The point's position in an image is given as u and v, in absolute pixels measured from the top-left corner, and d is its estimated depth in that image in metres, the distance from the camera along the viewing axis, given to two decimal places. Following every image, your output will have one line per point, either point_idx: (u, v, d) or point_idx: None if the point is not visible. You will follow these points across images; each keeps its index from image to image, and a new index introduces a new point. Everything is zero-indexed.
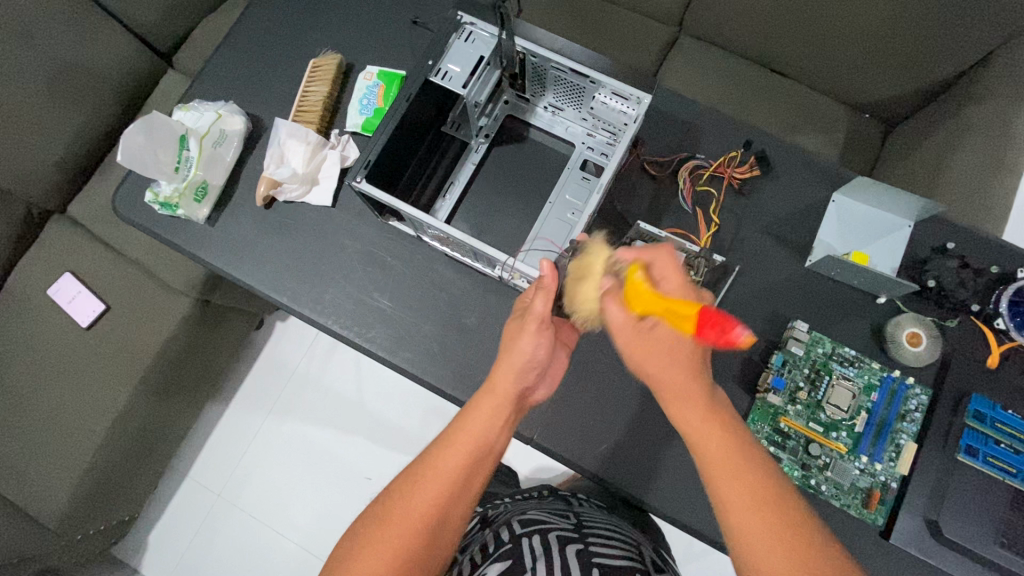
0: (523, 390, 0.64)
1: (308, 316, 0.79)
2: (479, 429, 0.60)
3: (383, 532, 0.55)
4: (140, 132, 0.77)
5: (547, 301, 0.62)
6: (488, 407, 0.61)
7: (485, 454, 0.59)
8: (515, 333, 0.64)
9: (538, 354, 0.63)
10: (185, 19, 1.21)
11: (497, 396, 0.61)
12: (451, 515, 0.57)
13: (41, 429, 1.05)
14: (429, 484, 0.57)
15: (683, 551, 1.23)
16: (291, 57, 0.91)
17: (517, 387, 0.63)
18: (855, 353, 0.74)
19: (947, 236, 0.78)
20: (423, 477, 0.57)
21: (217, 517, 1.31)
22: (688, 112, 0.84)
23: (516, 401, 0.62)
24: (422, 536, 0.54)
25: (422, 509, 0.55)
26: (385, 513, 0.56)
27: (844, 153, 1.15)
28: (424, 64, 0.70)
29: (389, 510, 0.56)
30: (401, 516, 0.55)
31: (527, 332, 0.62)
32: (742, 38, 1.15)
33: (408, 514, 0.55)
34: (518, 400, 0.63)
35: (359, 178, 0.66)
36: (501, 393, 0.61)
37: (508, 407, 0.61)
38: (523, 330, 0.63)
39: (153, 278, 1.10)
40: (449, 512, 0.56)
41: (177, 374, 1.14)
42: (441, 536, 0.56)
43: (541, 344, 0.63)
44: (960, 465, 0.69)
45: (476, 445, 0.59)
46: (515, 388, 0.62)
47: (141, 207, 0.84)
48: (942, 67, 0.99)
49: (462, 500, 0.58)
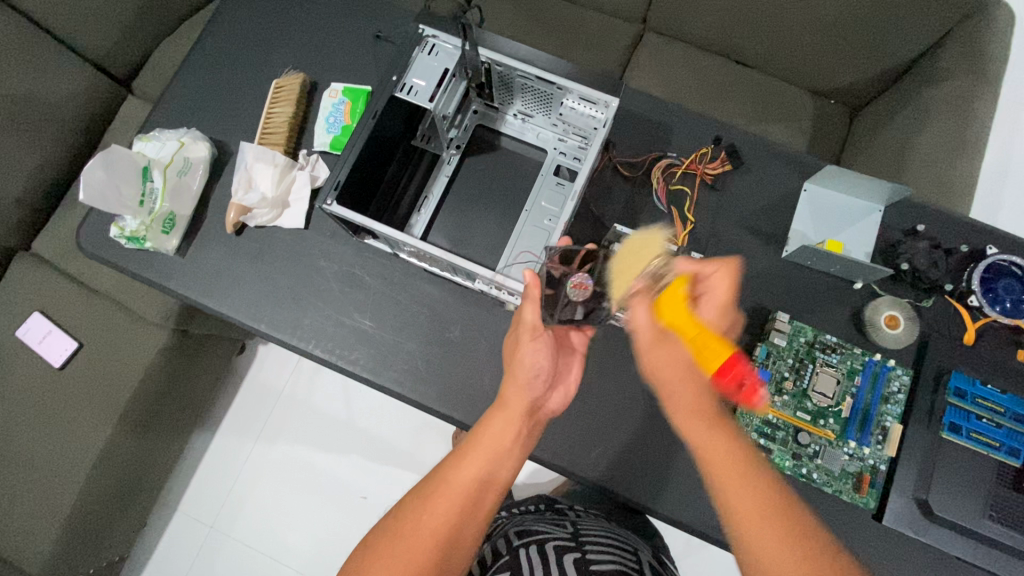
0: (536, 401, 0.65)
1: (287, 342, 0.78)
2: (492, 443, 0.60)
3: (396, 544, 0.55)
4: (100, 167, 0.74)
5: (537, 311, 0.62)
6: (500, 421, 0.61)
7: (496, 470, 0.60)
8: (515, 347, 0.65)
9: (540, 363, 0.64)
10: (140, 43, 1.19)
11: (510, 411, 0.62)
12: (464, 531, 0.57)
13: (21, 474, 1.02)
14: (441, 498, 0.57)
15: (682, 545, 1.24)
16: (253, 78, 0.89)
17: (529, 400, 0.63)
18: (836, 339, 0.75)
19: (917, 219, 0.79)
20: (437, 490, 0.58)
21: (210, 549, 1.29)
22: (657, 111, 0.85)
23: (528, 413, 0.63)
24: (436, 550, 0.54)
25: (434, 524, 0.56)
26: (399, 526, 0.56)
27: (812, 140, 1.17)
28: (389, 79, 0.69)
29: (402, 523, 0.56)
30: (416, 528, 0.56)
31: (524, 343, 0.63)
32: (705, 31, 1.16)
33: (419, 527, 0.55)
34: (531, 412, 0.64)
35: (330, 201, 0.65)
36: (513, 405, 0.62)
37: (519, 420, 0.61)
38: (521, 342, 0.64)
39: (127, 311, 1.07)
40: (462, 527, 0.57)
41: (157, 407, 1.11)
42: (455, 551, 0.56)
43: (542, 353, 0.63)
44: (944, 442, 0.70)
45: (489, 459, 0.60)
46: (526, 400, 0.63)
47: (108, 241, 0.82)
48: (900, 50, 1.02)
49: (476, 516, 0.58)
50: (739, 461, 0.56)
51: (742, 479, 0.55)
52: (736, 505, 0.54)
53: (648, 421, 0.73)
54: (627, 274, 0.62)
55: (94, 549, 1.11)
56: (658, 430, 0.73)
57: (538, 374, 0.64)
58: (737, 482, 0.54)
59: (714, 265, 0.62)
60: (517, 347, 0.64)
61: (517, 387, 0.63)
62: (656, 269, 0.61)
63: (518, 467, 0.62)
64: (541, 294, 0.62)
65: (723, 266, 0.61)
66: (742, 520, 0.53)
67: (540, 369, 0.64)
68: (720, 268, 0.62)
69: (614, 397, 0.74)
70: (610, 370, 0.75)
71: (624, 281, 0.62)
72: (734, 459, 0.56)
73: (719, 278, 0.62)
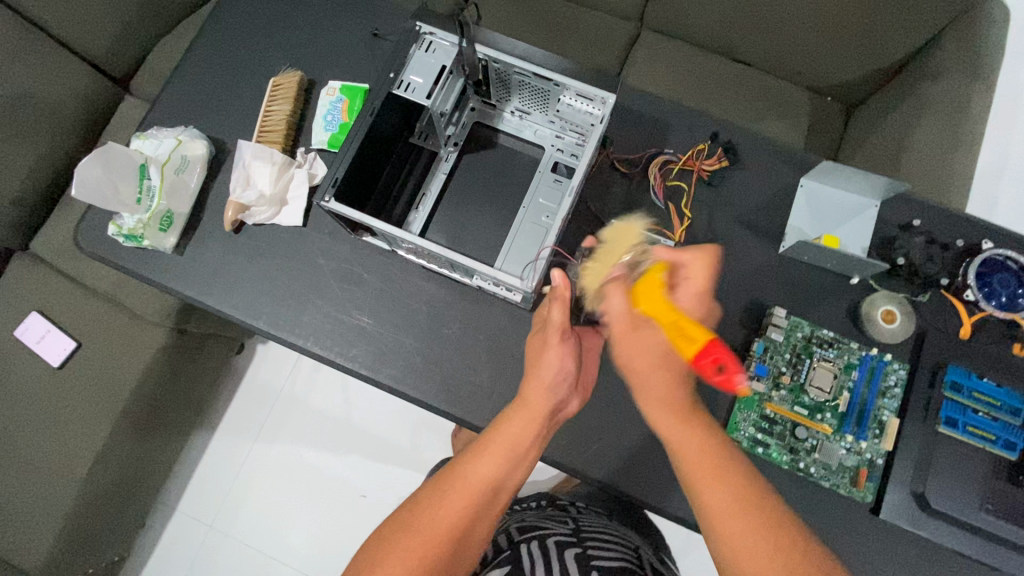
0: (556, 405, 0.64)
1: (286, 340, 0.78)
2: (511, 443, 0.60)
3: (408, 538, 0.54)
4: (96, 164, 0.75)
5: (564, 311, 0.65)
6: (522, 420, 0.61)
7: (513, 470, 0.60)
8: (541, 349, 0.65)
9: (565, 366, 0.64)
10: (137, 42, 1.19)
11: (532, 411, 0.61)
12: (476, 527, 0.57)
13: (20, 473, 1.02)
14: (458, 495, 0.57)
15: (681, 541, 1.24)
16: (251, 76, 0.89)
17: (551, 402, 0.62)
18: (833, 334, 0.76)
19: (913, 214, 0.80)
20: (453, 486, 0.58)
21: (210, 549, 1.29)
22: (654, 108, 0.85)
23: (549, 416, 0.63)
24: (448, 546, 0.54)
25: (449, 520, 0.55)
26: (413, 520, 0.56)
27: (809, 136, 1.17)
28: (386, 77, 0.70)
29: (417, 516, 0.56)
30: (429, 522, 0.55)
31: (551, 344, 0.64)
32: (702, 28, 1.17)
33: (434, 522, 0.55)
34: (551, 415, 0.63)
35: (329, 197, 0.65)
36: (535, 406, 0.62)
37: (541, 422, 0.61)
38: (548, 343, 0.65)
39: (125, 310, 1.07)
40: (475, 524, 0.57)
41: (157, 407, 1.11)
42: (464, 547, 0.56)
43: (567, 358, 0.64)
44: (941, 436, 0.70)
45: (507, 459, 0.59)
46: (549, 403, 0.62)
47: (105, 239, 0.82)
48: (896, 48, 1.02)
49: (489, 513, 0.58)
50: (709, 458, 0.56)
51: (710, 474, 0.56)
52: (706, 491, 0.55)
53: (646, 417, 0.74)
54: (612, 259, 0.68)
55: (94, 548, 1.11)
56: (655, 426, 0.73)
57: (563, 376, 0.64)
58: (710, 480, 0.55)
59: (691, 254, 0.64)
60: (543, 348, 0.65)
61: (541, 389, 0.62)
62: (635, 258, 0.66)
63: (531, 468, 0.62)
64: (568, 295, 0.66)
65: (699, 255, 0.63)
66: (713, 518, 0.54)
67: (566, 371, 0.64)
68: (698, 256, 0.64)
69: (611, 393, 0.74)
70: (608, 366, 0.75)
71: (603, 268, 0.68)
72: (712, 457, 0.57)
73: (698, 266, 0.64)
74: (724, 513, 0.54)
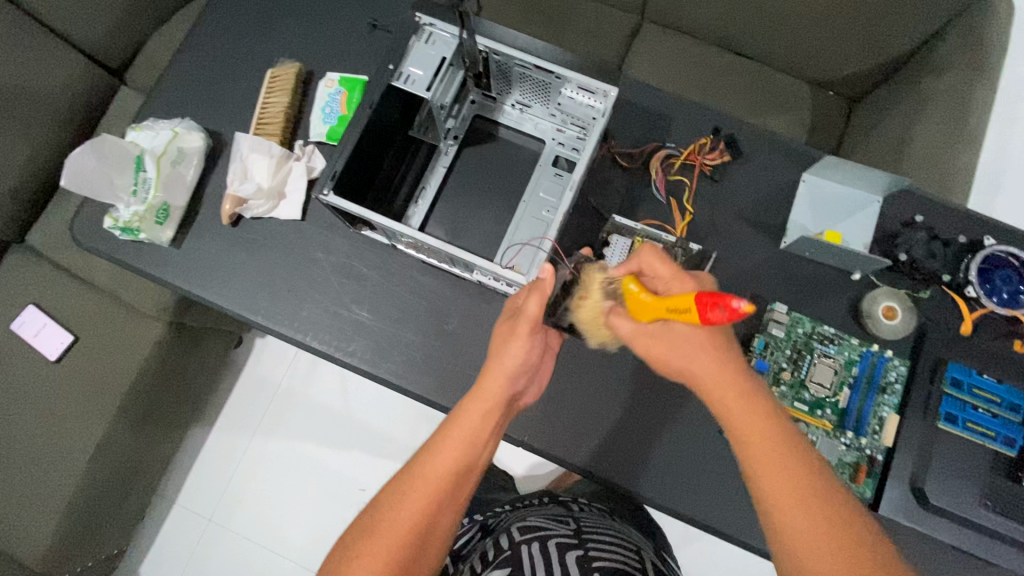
0: (512, 395, 0.63)
1: (284, 334, 0.77)
2: (470, 436, 0.59)
3: (369, 544, 0.53)
4: (93, 157, 0.78)
5: (541, 303, 0.61)
6: (476, 414, 0.60)
7: (473, 462, 0.59)
8: (507, 337, 0.62)
9: (528, 357, 0.62)
10: (132, 33, 1.17)
11: (488, 402, 0.60)
12: (438, 523, 0.56)
13: (18, 465, 1.02)
14: (416, 493, 0.56)
15: (679, 535, 1.25)
16: (249, 68, 0.88)
17: (508, 392, 0.61)
18: (834, 330, 0.75)
19: (915, 210, 0.79)
20: (411, 484, 0.56)
21: (208, 542, 1.29)
22: (656, 102, 0.84)
23: (506, 404, 0.62)
24: (411, 546, 0.53)
25: (409, 521, 0.54)
26: (376, 522, 0.55)
27: (811, 131, 1.16)
28: (385, 68, 0.69)
29: (380, 519, 0.55)
30: (390, 526, 0.54)
31: (518, 336, 0.61)
32: (705, 21, 1.16)
33: (397, 522, 0.54)
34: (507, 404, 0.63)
35: (327, 189, 0.64)
36: (491, 398, 0.60)
37: (497, 413, 0.60)
38: (515, 334, 0.61)
39: (123, 304, 1.07)
40: (437, 520, 0.56)
41: (156, 400, 1.11)
42: (428, 546, 0.55)
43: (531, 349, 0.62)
44: (940, 432, 0.70)
45: (466, 450, 0.58)
46: (506, 393, 0.61)
47: (102, 232, 0.81)
48: (900, 43, 1.01)
49: (452, 507, 0.57)
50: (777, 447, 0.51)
51: (777, 458, 0.51)
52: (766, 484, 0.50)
53: (649, 412, 0.73)
54: (591, 301, 0.63)
55: (94, 540, 1.11)
56: (656, 421, 0.73)
57: (522, 368, 0.62)
58: (771, 467, 0.51)
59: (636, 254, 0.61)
60: (509, 338, 0.62)
61: (500, 379, 0.60)
62: (606, 287, 0.63)
63: (488, 456, 0.61)
64: (548, 287, 0.61)
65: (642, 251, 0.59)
66: (772, 497, 0.50)
67: (524, 363, 0.62)
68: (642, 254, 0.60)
69: (611, 389, 0.74)
70: (609, 362, 0.75)
71: (590, 310, 0.63)
72: (772, 444, 0.51)
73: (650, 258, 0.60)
74: (786, 504, 0.49)
